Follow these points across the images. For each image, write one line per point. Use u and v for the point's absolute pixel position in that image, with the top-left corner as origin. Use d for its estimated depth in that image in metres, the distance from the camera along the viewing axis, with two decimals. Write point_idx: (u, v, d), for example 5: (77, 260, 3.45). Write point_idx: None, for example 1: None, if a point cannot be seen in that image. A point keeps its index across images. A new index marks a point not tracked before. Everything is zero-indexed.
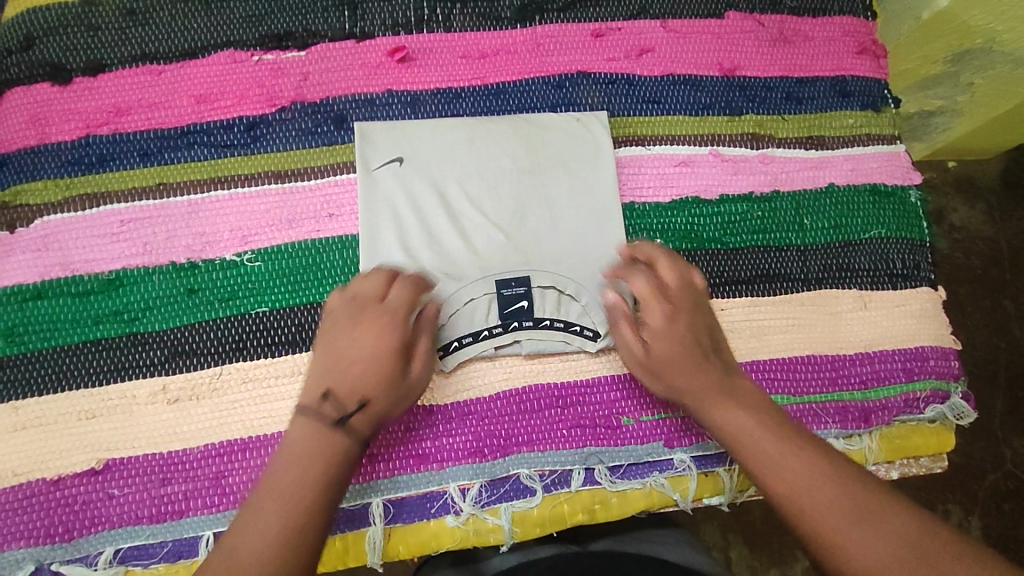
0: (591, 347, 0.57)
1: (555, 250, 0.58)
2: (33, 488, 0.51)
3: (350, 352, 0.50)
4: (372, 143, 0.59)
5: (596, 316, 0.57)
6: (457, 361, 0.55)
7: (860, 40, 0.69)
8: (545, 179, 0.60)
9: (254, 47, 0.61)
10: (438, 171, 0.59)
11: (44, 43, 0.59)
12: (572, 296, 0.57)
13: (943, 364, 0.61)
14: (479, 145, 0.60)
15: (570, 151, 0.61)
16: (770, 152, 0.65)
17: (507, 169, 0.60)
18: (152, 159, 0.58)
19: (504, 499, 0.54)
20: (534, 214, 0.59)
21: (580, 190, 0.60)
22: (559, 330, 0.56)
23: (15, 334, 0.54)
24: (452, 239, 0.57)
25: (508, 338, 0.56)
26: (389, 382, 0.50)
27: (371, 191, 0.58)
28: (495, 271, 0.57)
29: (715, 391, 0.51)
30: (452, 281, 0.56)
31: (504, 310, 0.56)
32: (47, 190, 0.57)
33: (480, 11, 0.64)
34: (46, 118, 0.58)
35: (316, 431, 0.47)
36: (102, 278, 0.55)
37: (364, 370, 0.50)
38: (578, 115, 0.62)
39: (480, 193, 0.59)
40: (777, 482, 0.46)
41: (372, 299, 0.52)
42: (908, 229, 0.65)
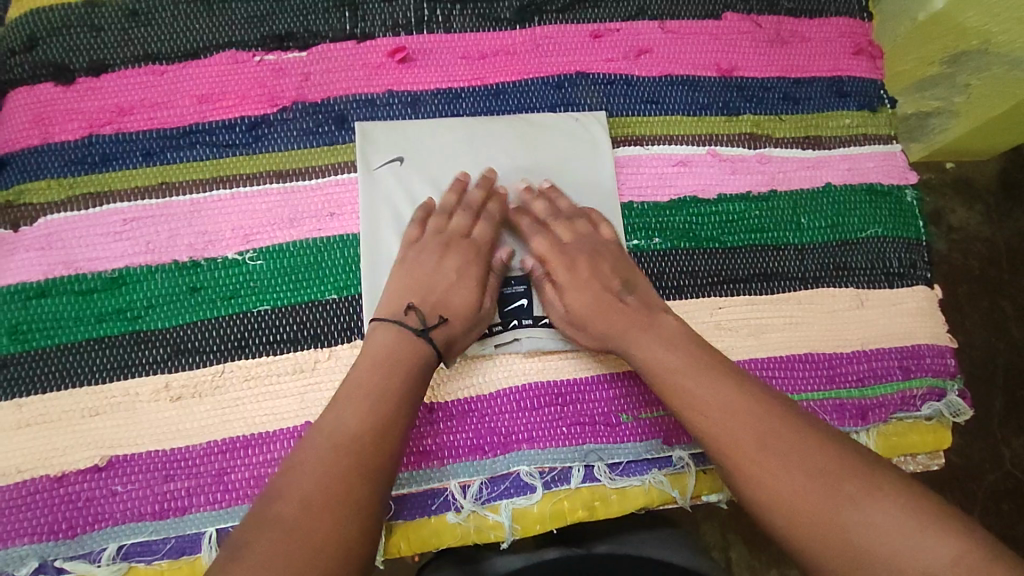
0: None
1: None
2: (37, 485, 0.51)
3: (436, 277, 0.55)
4: (372, 143, 0.59)
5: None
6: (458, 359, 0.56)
7: (856, 41, 0.69)
8: (544, 178, 0.61)
9: (256, 48, 0.61)
10: (438, 171, 0.60)
11: (48, 43, 0.60)
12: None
13: (939, 362, 0.62)
14: (478, 145, 0.61)
15: (570, 152, 0.62)
16: (768, 152, 0.65)
17: (507, 169, 0.60)
18: (154, 159, 0.59)
19: (504, 496, 0.54)
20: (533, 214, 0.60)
21: (578, 189, 0.61)
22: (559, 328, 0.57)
23: (19, 332, 0.54)
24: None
25: (508, 336, 0.57)
26: (467, 311, 0.54)
27: (372, 191, 0.58)
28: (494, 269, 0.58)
29: (628, 334, 0.53)
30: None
31: (504, 308, 0.58)
32: (50, 190, 0.57)
33: (480, 12, 0.65)
34: (49, 118, 0.58)
35: (401, 337, 0.51)
36: (105, 277, 0.55)
37: (448, 296, 0.54)
38: (578, 115, 0.63)
39: None
40: (693, 414, 0.49)
41: (459, 232, 0.57)
42: (905, 228, 0.65)
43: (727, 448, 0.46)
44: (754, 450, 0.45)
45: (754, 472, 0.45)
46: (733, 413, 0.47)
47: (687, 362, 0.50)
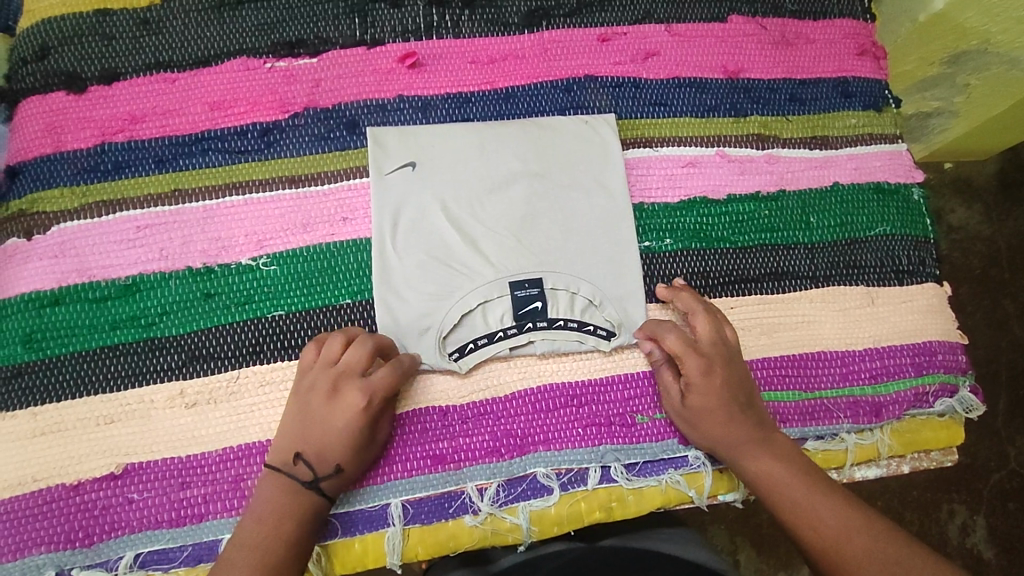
0: (605, 347, 0.57)
1: (567, 252, 0.59)
2: (54, 494, 0.51)
3: (324, 421, 0.50)
4: (385, 148, 0.60)
5: (609, 313, 0.58)
6: (471, 362, 0.56)
7: (860, 42, 0.70)
8: (556, 183, 0.61)
9: (266, 55, 0.62)
10: (452, 175, 0.60)
11: (59, 52, 0.60)
12: (585, 296, 0.58)
13: (951, 358, 0.62)
14: (490, 151, 0.61)
15: (578, 155, 0.62)
16: (776, 153, 0.66)
17: (518, 173, 0.60)
18: (167, 166, 0.59)
19: (522, 498, 0.54)
20: (545, 218, 0.60)
21: (593, 194, 0.61)
22: (573, 330, 0.57)
23: (33, 340, 0.54)
24: (466, 243, 0.58)
25: (523, 339, 0.56)
26: (362, 454, 0.51)
27: (383, 192, 0.59)
28: (509, 273, 0.57)
29: (743, 443, 0.53)
30: (466, 282, 0.57)
31: (519, 311, 0.56)
32: (62, 198, 0.57)
33: (488, 18, 0.65)
34: (62, 126, 0.59)
35: (288, 493, 0.49)
36: (119, 284, 0.55)
37: (338, 441, 0.50)
38: (587, 118, 0.63)
39: (492, 201, 0.59)
40: (806, 528, 0.50)
41: (355, 371, 0.51)
42: (913, 225, 0.66)
43: (812, 519, 0.49)
44: (834, 515, 0.49)
45: (822, 525, 0.49)
46: (819, 493, 0.51)
47: (798, 464, 0.52)
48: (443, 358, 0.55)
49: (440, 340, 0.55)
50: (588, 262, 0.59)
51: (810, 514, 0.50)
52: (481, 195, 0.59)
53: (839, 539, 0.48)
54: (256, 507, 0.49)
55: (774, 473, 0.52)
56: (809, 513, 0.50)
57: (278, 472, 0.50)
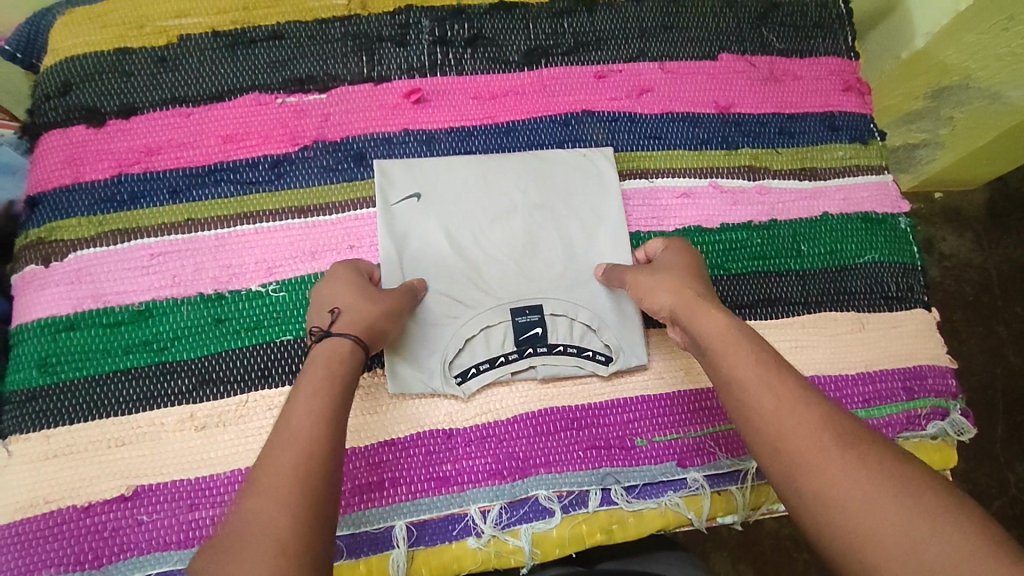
0: (603, 372, 0.59)
1: (565, 278, 0.61)
2: (65, 515, 0.52)
3: (317, 304, 0.53)
4: (392, 179, 0.62)
5: (607, 339, 0.59)
6: (474, 387, 0.57)
7: (844, 79, 0.74)
8: (555, 213, 0.64)
9: (278, 90, 0.65)
10: (455, 204, 0.62)
11: (81, 88, 0.63)
12: (583, 322, 0.60)
13: (941, 383, 0.63)
14: (492, 181, 0.64)
15: (576, 187, 0.65)
16: (767, 183, 0.69)
17: (517, 203, 0.63)
18: (181, 197, 0.61)
19: (524, 521, 0.55)
20: (543, 246, 0.62)
21: (589, 223, 0.64)
22: (572, 355, 0.59)
23: (47, 364, 0.55)
24: (468, 268, 0.60)
25: (524, 364, 0.58)
26: (366, 292, 0.53)
27: (390, 221, 0.61)
28: (510, 299, 0.59)
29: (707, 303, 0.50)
30: (469, 306, 0.59)
31: (519, 336, 0.58)
32: (80, 227, 0.59)
33: (489, 56, 0.69)
34: (81, 158, 0.61)
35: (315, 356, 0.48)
36: (132, 309, 0.57)
37: (309, 443, 0.41)
38: (585, 150, 0.66)
39: (493, 228, 0.62)
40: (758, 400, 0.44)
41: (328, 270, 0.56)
42: (901, 253, 0.68)
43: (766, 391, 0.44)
44: (807, 430, 0.41)
45: (795, 449, 0.41)
46: (780, 386, 0.44)
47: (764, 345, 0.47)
48: (445, 382, 0.57)
49: (443, 363, 0.57)
50: (584, 287, 0.61)
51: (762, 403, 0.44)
52: (484, 223, 0.62)
53: (814, 474, 0.40)
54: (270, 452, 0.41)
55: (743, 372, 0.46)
56: (777, 439, 0.42)
57: (242, 504, 0.39)
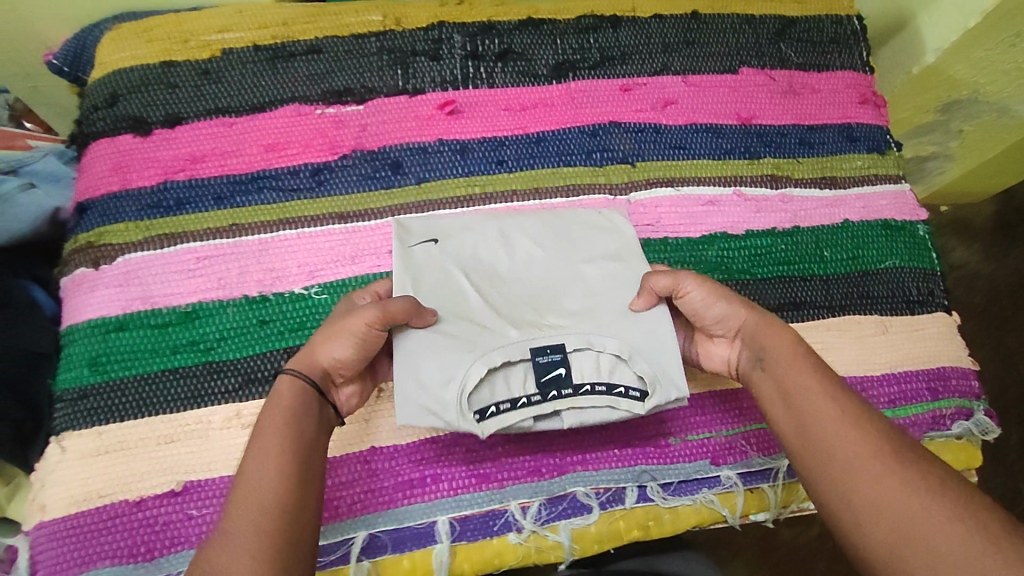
0: (638, 408, 0.53)
1: (588, 320, 0.57)
2: (117, 509, 0.53)
3: None
4: (409, 228, 0.61)
5: (640, 369, 0.54)
6: (493, 427, 0.52)
7: (861, 92, 0.77)
8: (574, 256, 0.62)
9: (317, 102, 0.67)
10: (474, 251, 0.61)
11: (128, 99, 0.66)
12: (610, 355, 0.55)
13: (964, 383, 0.65)
14: (510, 231, 0.63)
15: (594, 233, 0.63)
16: (789, 192, 0.71)
17: (536, 250, 0.62)
18: (225, 203, 0.63)
19: (563, 517, 0.56)
20: (565, 291, 0.60)
21: (611, 267, 0.61)
22: (601, 394, 0.54)
23: (98, 363, 0.57)
24: (487, 310, 0.57)
25: (547, 408, 0.53)
26: (326, 333, 0.52)
27: (406, 265, 0.59)
28: (531, 338, 0.55)
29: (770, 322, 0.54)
30: (487, 341, 0.55)
31: (542, 377, 0.54)
32: (128, 231, 0.61)
33: (519, 70, 0.71)
34: (129, 166, 0.64)
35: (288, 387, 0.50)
36: (179, 311, 0.59)
37: (286, 464, 0.45)
38: (603, 209, 0.66)
39: (511, 277, 0.60)
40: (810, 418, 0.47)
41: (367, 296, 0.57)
42: (921, 259, 0.70)
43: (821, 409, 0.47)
44: (857, 450, 0.45)
45: (845, 465, 0.45)
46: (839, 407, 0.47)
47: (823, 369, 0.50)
48: (462, 419, 0.52)
49: (460, 400, 0.52)
50: (610, 321, 0.57)
51: (814, 414, 0.47)
52: (503, 270, 0.61)
53: (854, 480, 0.44)
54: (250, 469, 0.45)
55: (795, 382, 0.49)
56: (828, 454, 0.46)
57: (228, 514, 0.43)
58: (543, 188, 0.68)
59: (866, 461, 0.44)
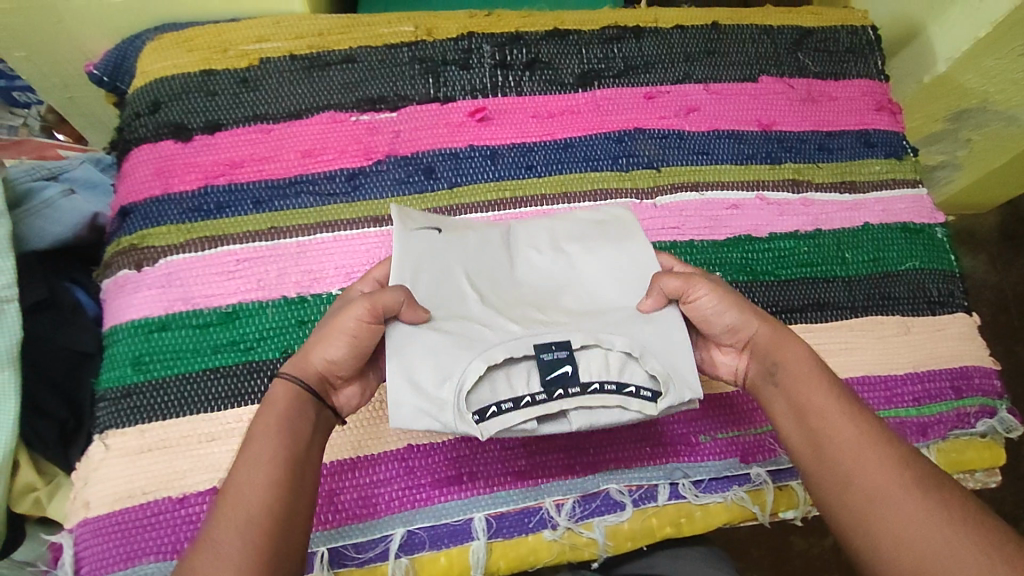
0: (651, 410, 0.50)
1: (593, 318, 0.53)
2: (161, 506, 0.54)
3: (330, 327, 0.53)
4: (409, 214, 0.56)
5: (651, 369, 0.51)
6: (494, 428, 0.48)
7: (877, 99, 0.79)
8: (580, 253, 0.58)
9: (351, 109, 0.69)
10: (474, 244, 0.57)
11: (169, 106, 0.67)
12: (620, 353, 0.51)
13: (987, 382, 0.66)
14: (512, 229, 0.60)
15: (600, 229, 0.60)
16: (810, 196, 0.73)
17: (538, 251, 0.59)
18: (264, 207, 0.65)
19: (597, 514, 0.57)
20: (569, 291, 0.57)
21: (617, 265, 0.57)
22: (612, 393, 0.50)
23: (141, 362, 0.58)
24: (486, 306, 0.53)
25: (554, 408, 0.48)
26: (321, 334, 0.50)
27: (406, 251, 0.54)
28: (533, 334, 0.51)
29: (785, 336, 0.53)
30: (488, 337, 0.51)
31: (547, 375, 0.50)
32: (170, 233, 0.63)
33: (546, 78, 0.73)
34: (170, 171, 0.65)
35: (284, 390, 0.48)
36: (220, 312, 0.60)
37: (275, 467, 0.44)
38: (608, 208, 0.63)
39: (511, 275, 0.57)
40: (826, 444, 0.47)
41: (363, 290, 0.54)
42: (940, 260, 0.72)
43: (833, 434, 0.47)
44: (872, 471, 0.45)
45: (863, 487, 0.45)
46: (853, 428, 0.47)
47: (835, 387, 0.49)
48: (460, 419, 0.48)
49: (458, 399, 0.49)
50: (618, 321, 0.53)
51: (830, 435, 0.47)
52: (505, 267, 0.57)
53: (874, 505, 0.44)
54: (240, 472, 0.44)
55: (810, 402, 0.49)
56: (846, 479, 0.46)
57: (216, 514, 0.43)
58: (571, 191, 0.70)
59: (888, 486, 0.44)
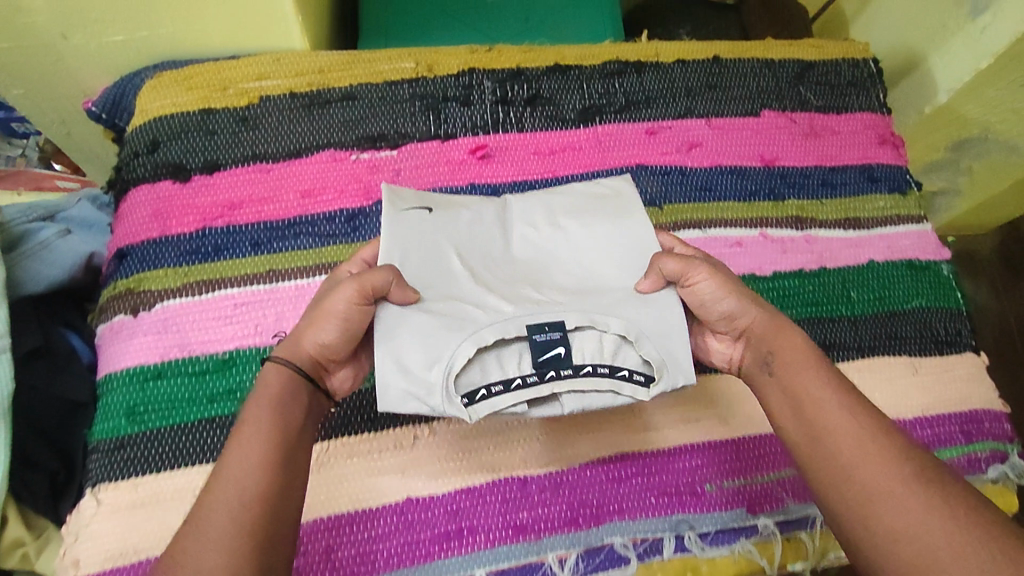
0: (643, 395, 0.49)
1: (589, 296, 0.52)
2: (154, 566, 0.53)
3: None
4: (398, 193, 0.56)
5: (645, 353, 0.49)
6: (483, 412, 0.47)
7: (880, 133, 0.79)
8: (577, 229, 0.57)
9: (351, 147, 0.69)
10: (467, 223, 0.56)
11: (168, 146, 0.67)
12: (615, 336, 0.50)
13: (997, 426, 0.65)
14: (509, 206, 0.59)
15: (599, 205, 0.58)
16: (813, 233, 0.72)
17: (534, 227, 0.57)
18: (262, 248, 0.64)
19: (601, 569, 0.56)
20: (566, 268, 0.55)
21: (614, 241, 0.56)
22: (605, 377, 0.49)
23: (135, 412, 0.57)
24: (479, 283, 0.52)
25: (544, 390, 0.48)
26: (311, 317, 0.49)
27: (396, 229, 0.53)
28: (526, 313, 0.50)
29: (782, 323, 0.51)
30: (479, 316, 0.49)
31: (538, 357, 0.48)
32: (167, 277, 0.62)
33: (547, 114, 0.73)
34: (168, 212, 0.64)
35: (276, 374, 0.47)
36: (216, 358, 0.59)
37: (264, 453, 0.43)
38: (608, 181, 0.61)
39: (506, 253, 0.56)
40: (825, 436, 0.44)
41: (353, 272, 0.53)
42: (946, 298, 0.71)
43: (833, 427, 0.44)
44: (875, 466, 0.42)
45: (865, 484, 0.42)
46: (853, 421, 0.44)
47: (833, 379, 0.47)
48: (448, 402, 0.46)
49: (446, 382, 0.47)
50: (614, 298, 0.52)
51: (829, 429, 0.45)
52: (499, 244, 0.56)
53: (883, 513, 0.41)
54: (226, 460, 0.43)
55: (807, 393, 0.47)
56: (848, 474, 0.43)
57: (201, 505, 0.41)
58: (572, 181, 0.69)
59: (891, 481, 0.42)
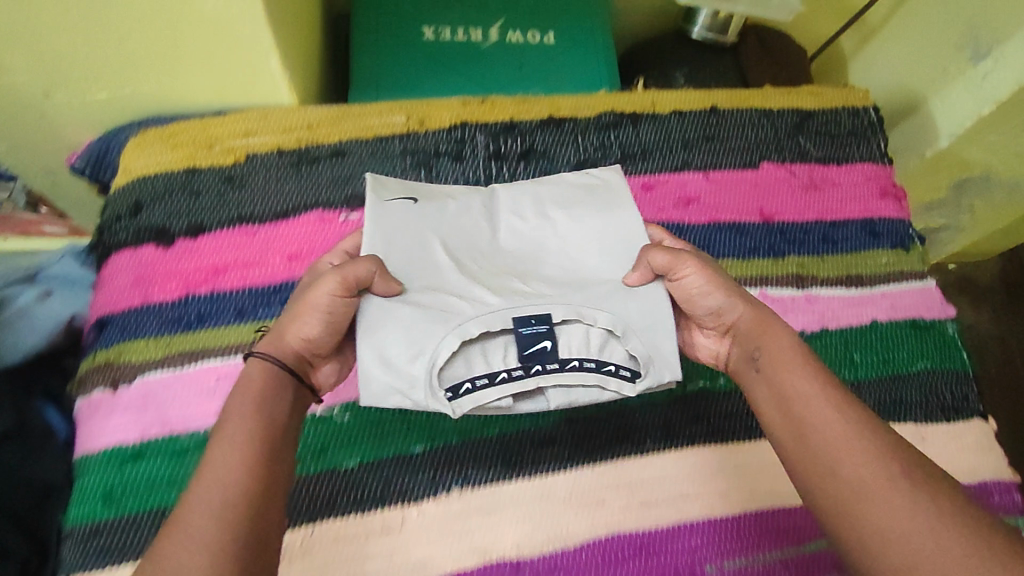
0: (629, 390, 0.48)
1: (577, 289, 0.51)
2: None
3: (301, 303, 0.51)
4: (385, 186, 0.55)
5: (631, 348, 0.49)
6: (467, 407, 0.47)
7: (881, 185, 0.77)
8: (566, 218, 0.56)
9: (340, 207, 0.67)
10: (454, 213, 0.55)
11: (151, 208, 0.65)
12: (602, 330, 0.49)
13: (1008, 499, 0.63)
14: (496, 193, 0.57)
15: (589, 195, 0.57)
16: (814, 292, 0.70)
17: (523, 217, 0.56)
18: (247, 316, 0.62)
19: None
20: (554, 258, 0.54)
21: (604, 232, 0.55)
22: (591, 370, 0.48)
23: (112, 496, 0.55)
24: (465, 276, 0.51)
25: (530, 384, 0.47)
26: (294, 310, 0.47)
27: (381, 222, 0.52)
28: (512, 305, 0.49)
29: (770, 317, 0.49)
30: (465, 309, 0.49)
31: (525, 351, 0.48)
32: (148, 348, 0.60)
33: (542, 169, 0.71)
34: (150, 279, 0.62)
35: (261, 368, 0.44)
36: (198, 436, 0.57)
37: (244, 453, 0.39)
38: (598, 172, 0.60)
39: (494, 246, 0.54)
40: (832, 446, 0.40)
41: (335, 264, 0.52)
42: (951, 359, 0.69)
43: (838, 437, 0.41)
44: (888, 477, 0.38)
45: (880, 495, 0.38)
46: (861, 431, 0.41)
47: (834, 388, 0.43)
48: (431, 397, 0.47)
49: (430, 375, 0.47)
50: (601, 291, 0.51)
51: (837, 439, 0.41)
52: (486, 235, 0.55)
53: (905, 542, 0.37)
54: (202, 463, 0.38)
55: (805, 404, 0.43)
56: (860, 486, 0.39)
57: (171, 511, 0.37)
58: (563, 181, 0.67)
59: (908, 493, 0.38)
